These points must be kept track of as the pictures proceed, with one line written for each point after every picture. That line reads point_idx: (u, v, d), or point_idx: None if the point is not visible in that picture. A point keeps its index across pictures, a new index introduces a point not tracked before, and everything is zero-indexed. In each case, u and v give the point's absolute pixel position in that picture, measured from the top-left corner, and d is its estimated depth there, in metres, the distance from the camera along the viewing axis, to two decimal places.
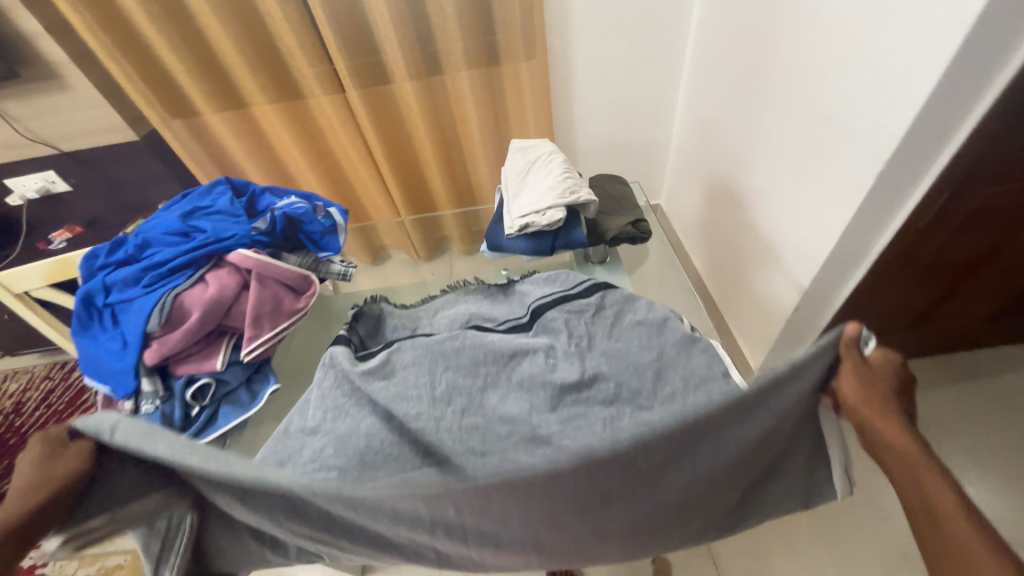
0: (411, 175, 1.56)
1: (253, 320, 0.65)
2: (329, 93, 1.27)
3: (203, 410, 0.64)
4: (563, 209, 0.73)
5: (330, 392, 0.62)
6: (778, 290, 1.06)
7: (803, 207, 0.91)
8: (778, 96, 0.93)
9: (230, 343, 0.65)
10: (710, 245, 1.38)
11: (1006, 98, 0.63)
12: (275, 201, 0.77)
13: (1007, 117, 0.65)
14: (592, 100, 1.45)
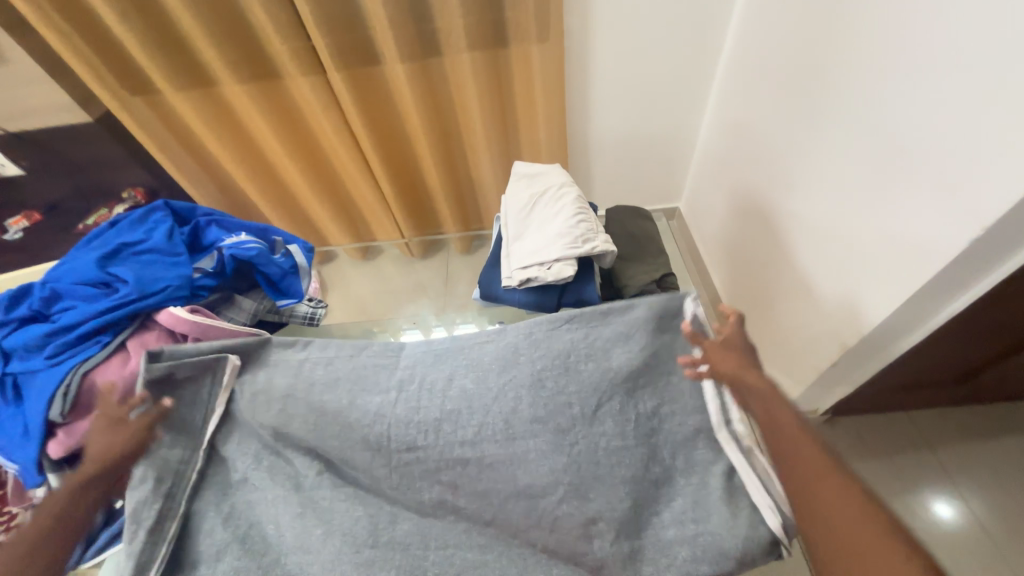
0: (405, 168, 1.39)
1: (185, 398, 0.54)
2: (308, 75, 1.10)
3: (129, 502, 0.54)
4: (573, 263, 0.60)
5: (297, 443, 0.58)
6: (812, 336, 0.92)
7: (860, 251, 0.77)
8: (844, 114, 0.77)
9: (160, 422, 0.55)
10: (734, 266, 1.23)
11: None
12: (224, 236, 0.64)
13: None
14: (612, 91, 1.26)
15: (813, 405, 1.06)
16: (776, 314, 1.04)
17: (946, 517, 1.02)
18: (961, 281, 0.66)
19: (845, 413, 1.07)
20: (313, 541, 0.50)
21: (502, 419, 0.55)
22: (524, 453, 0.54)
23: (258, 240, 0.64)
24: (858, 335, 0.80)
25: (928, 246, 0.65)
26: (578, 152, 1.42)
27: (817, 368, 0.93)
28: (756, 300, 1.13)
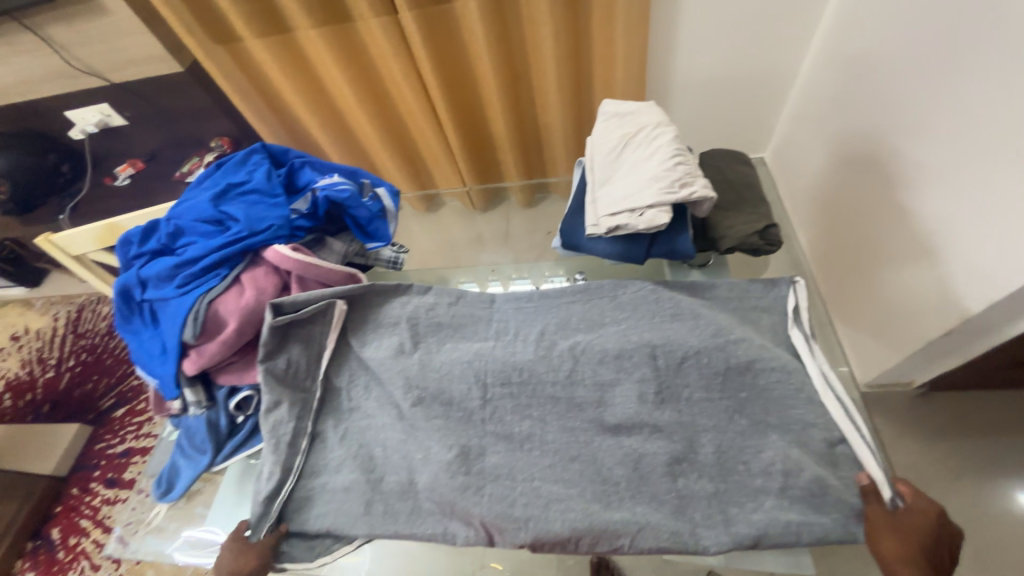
0: (471, 117, 1.36)
1: (294, 329, 0.58)
2: (379, 16, 1.07)
3: (248, 419, 0.61)
4: (669, 210, 0.56)
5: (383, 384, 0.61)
6: (920, 301, 0.83)
7: (1005, 207, 0.66)
8: (1009, 39, 0.63)
9: None
10: (827, 223, 1.12)
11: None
12: (317, 178, 0.66)
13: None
14: (701, 24, 1.12)
15: (907, 376, 0.97)
16: (877, 276, 0.94)
17: None
18: None
19: (943, 386, 0.99)
20: (416, 464, 0.55)
21: (592, 364, 0.56)
22: (612, 396, 0.55)
23: (348, 182, 0.65)
24: (985, 302, 0.71)
25: None
26: (655, 96, 1.31)
27: (921, 338, 0.85)
28: (851, 260, 1.03)
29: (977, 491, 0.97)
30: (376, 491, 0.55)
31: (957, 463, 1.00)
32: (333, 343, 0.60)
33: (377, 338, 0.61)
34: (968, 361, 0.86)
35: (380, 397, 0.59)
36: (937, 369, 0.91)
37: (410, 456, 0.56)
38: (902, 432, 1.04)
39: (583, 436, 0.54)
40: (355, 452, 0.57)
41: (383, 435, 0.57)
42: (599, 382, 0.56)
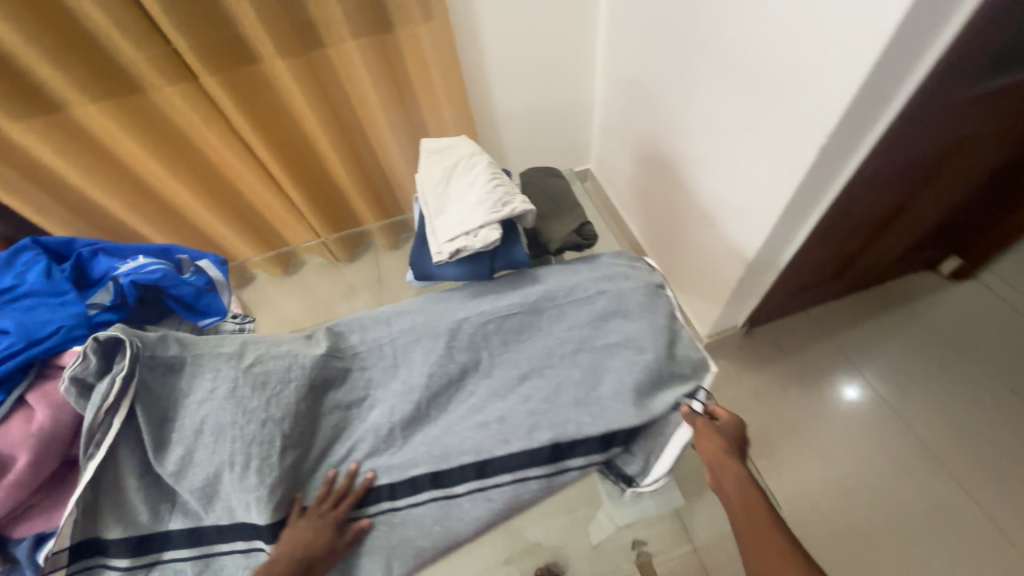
0: (312, 174, 1.32)
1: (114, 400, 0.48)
2: (176, 83, 1.00)
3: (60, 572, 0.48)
4: (498, 227, 0.62)
5: (222, 476, 0.50)
6: (719, 261, 1.02)
7: (714, 129, 0.90)
8: (707, 59, 0.86)
9: (90, 447, 0.47)
10: (647, 213, 1.32)
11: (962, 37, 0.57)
12: (116, 264, 0.57)
13: (953, 66, 0.61)
14: (506, 64, 1.28)
15: (732, 321, 1.17)
16: (689, 246, 1.13)
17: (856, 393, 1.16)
18: (737, 88, 0.80)
19: (758, 322, 1.20)
20: (235, 450, 0.50)
21: (482, 416, 0.57)
22: (490, 417, 0.56)
23: (158, 262, 0.58)
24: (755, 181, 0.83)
25: (707, 78, 0.87)
26: (487, 130, 1.44)
27: (726, 291, 1.03)
28: (668, 238, 1.23)
29: (822, 398, 1.16)
30: (201, 450, 0.50)
31: (798, 383, 1.18)
32: (118, 426, 0.48)
33: (225, 496, 0.50)
34: (763, 299, 1.08)
35: (222, 471, 0.50)
36: (746, 311, 1.12)
37: (373, 356, 0.59)
38: (740, 368, 1.22)
39: (498, 332, 0.60)
40: (281, 370, 0.54)
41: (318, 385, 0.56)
42: (535, 397, 0.57)
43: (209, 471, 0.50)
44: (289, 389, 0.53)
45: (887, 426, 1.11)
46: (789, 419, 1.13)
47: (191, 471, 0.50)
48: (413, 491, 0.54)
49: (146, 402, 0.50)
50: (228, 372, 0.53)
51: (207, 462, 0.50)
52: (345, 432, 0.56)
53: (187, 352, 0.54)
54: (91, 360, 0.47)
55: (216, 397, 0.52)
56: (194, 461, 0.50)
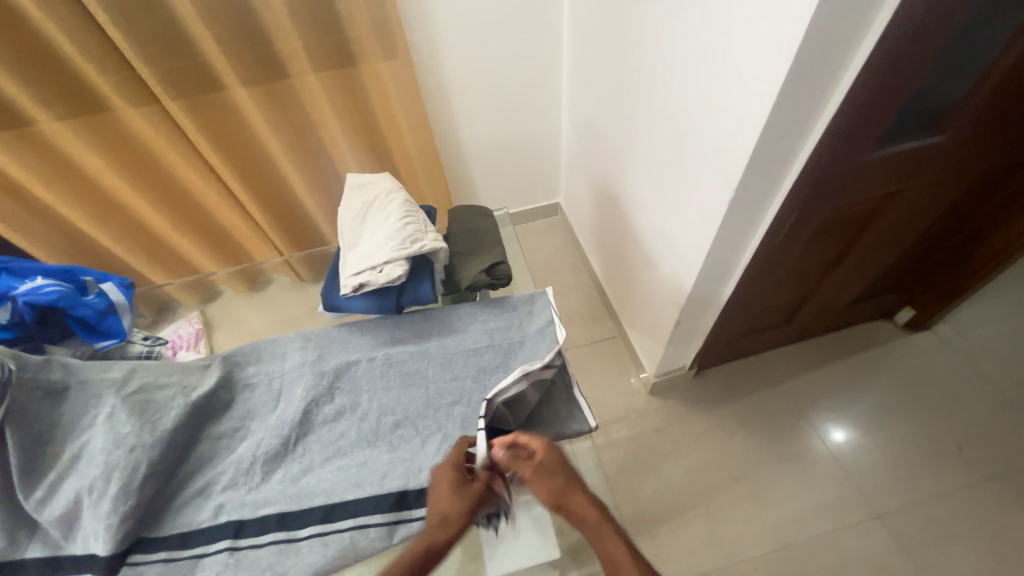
0: (278, 196, 1.35)
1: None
2: (140, 105, 1.04)
3: None
4: (403, 263, 0.63)
5: (75, 502, 0.49)
6: (660, 301, 1.03)
7: (650, 173, 0.92)
8: (642, 107, 0.89)
9: None
10: (604, 249, 1.34)
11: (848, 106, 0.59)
12: (16, 283, 0.58)
13: (849, 129, 0.63)
14: (472, 101, 1.33)
15: (680, 362, 1.16)
16: (637, 285, 1.13)
17: (803, 441, 1.14)
18: (665, 136, 0.83)
19: (706, 364, 1.20)
20: (94, 477, 0.49)
21: (356, 455, 0.56)
22: (363, 457, 0.56)
23: (60, 282, 0.59)
24: (683, 226, 0.84)
25: (643, 124, 0.90)
26: (455, 161, 1.48)
27: (667, 332, 1.03)
28: (621, 276, 1.24)
29: (769, 444, 1.14)
30: (66, 473, 0.50)
31: (746, 428, 1.17)
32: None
33: (85, 526, 0.49)
34: (707, 341, 1.08)
35: (78, 497, 0.49)
36: (692, 352, 1.12)
37: (261, 388, 0.61)
38: (689, 409, 1.21)
39: (383, 375, 0.61)
40: (166, 398, 0.56)
41: (199, 416, 0.57)
42: (411, 438, 0.57)
43: (67, 496, 0.49)
44: (168, 417, 0.54)
45: (832, 476, 1.09)
46: (734, 465, 1.11)
47: (49, 496, 0.49)
48: (258, 530, 0.51)
49: (17, 425, 0.50)
50: (112, 399, 0.54)
51: (67, 487, 0.50)
52: (209, 465, 0.55)
53: (75, 373, 0.55)
54: None
55: (96, 423, 0.53)
56: (56, 485, 0.50)
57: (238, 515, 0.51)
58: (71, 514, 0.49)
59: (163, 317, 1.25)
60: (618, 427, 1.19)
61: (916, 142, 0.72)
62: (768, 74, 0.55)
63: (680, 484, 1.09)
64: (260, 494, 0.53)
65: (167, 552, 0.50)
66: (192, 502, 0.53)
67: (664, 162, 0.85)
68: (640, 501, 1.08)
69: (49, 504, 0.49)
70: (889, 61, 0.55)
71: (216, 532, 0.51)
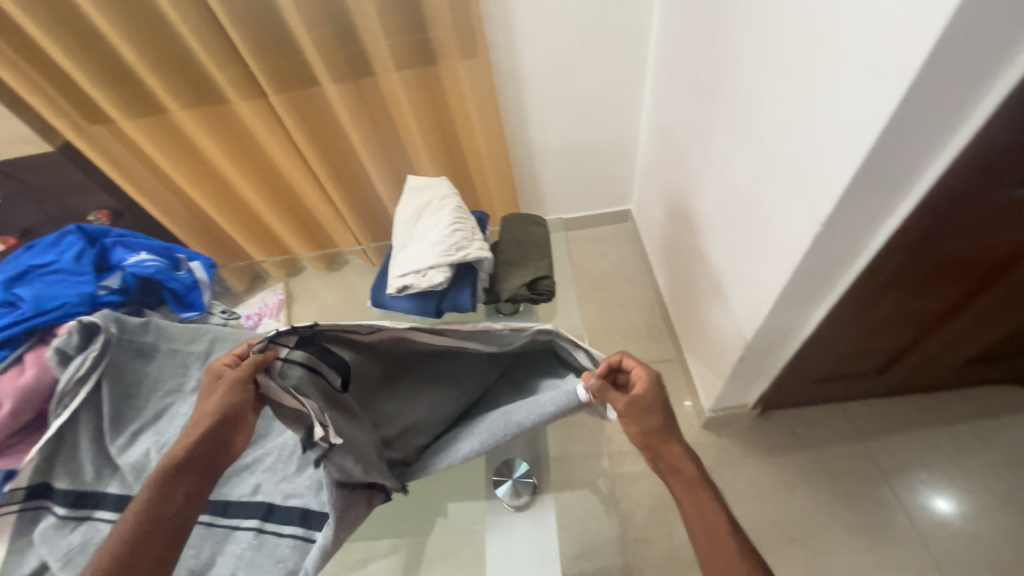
0: (357, 186, 1.45)
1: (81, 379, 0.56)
2: (249, 98, 1.16)
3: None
4: (447, 270, 0.64)
5: (154, 453, 0.57)
6: (723, 332, 0.94)
7: (727, 192, 0.83)
8: (726, 117, 0.80)
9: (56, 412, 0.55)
10: (671, 265, 1.25)
11: (986, 135, 0.48)
12: (129, 255, 0.69)
13: (985, 162, 0.51)
14: (548, 100, 1.29)
15: (741, 399, 1.06)
16: (701, 310, 1.04)
17: (881, 513, 0.98)
18: (748, 152, 0.74)
19: (772, 406, 1.08)
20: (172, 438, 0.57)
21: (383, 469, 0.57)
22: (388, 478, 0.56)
23: (158, 258, 0.69)
24: (759, 255, 0.75)
25: (725, 137, 0.81)
26: (524, 161, 1.46)
27: (728, 366, 0.94)
28: (685, 298, 1.15)
29: (839, 509, 1.00)
30: (155, 425, 0.59)
31: (812, 485, 1.03)
32: (79, 400, 0.55)
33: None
34: (775, 382, 0.97)
35: (156, 448, 0.57)
36: (755, 391, 1.01)
37: None
38: (745, 451, 1.10)
39: None
40: None
41: None
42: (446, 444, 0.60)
43: (148, 446, 0.57)
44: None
45: (913, 561, 0.93)
46: (789, 523, 1.00)
47: (133, 443, 0.58)
48: (282, 522, 0.54)
49: (112, 378, 0.57)
50: (196, 371, 0.62)
51: (150, 438, 0.58)
52: (259, 442, 0.60)
53: (168, 335, 0.62)
54: (74, 337, 0.56)
55: (184, 389, 0.61)
56: (145, 434, 0.59)
57: (269, 500, 0.56)
58: (145, 462, 0.57)
59: (254, 287, 1.39)
60: None
61: None
62: (881, 93, 0.46)
63: None
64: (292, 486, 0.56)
65: (210, 516, 0.56)
66: (239, 474, 0.58)
67: (743, 182, 0.77)
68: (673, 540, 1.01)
69: (132, 449, 0.57)
70: None
71: (249, 511, 0.56)
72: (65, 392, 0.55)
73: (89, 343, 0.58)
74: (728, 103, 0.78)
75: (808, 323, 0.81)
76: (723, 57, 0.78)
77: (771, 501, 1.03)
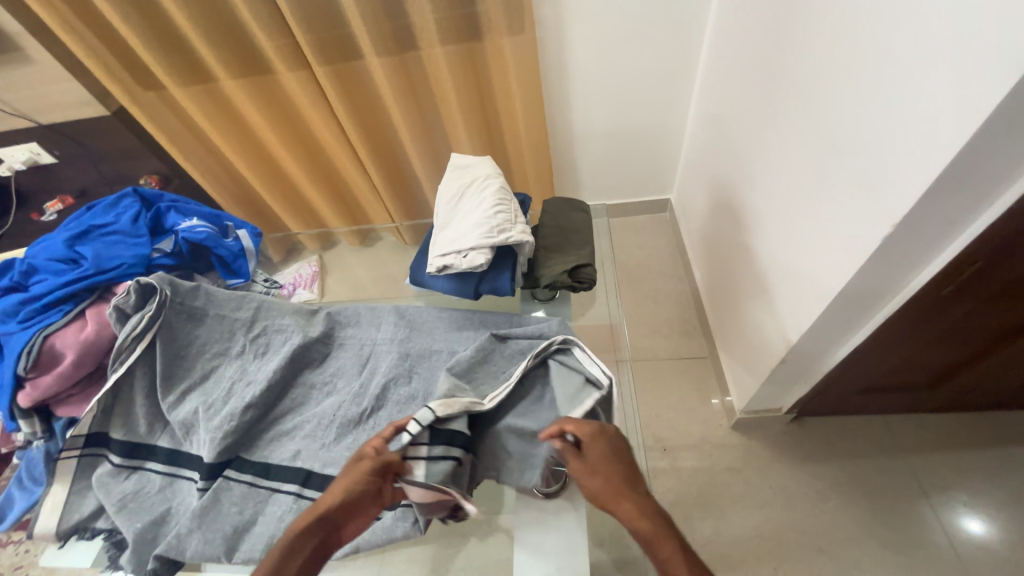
0: (394, 162, 1.45)
1: (138, 337, 0.58)
2: (294, 70, 1.16)
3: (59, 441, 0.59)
4: (487, 252, 0.63)
5: (198, 412, 0.59)
6: (764, 333, 0.90)
7: (783, 184, 0.79)
8: (790, 105, 0.75)
9: (115, 366, 0.58)
10: (711, 261, 1.21)
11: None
12: (181, 220, 0.71)
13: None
14: (594, 81, 1.25)
15: (776, 403, 1.03)
16: (742, 309, 1.00)
17: (916, 532, 0.94)
18: (812, 142, 0.69)
19: (808, 412, 1.04)
20: (217, 400, 0.60)
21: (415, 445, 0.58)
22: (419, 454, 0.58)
23: (208, 225, 0.71)
24: (814, 254, 0.71)
25: (786, 126, 0.76)
26: (563, 145, 1.43)
27: (767, 369, 0.91)
28: (724, 295, 1.11)
29: (872, 523, 0.96)
30: (200, 386, 0.62)
31: (844, 496, 1.00)
32: (136, 356, 0.58)
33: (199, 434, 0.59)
34: (816, 389, 0.93)
35: (202, 407, 0.59)
36: (793, 396, 0.97)
37: (352, 351, 0.66)
38: (775, 456, 1.07)
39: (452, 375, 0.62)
40: (278, 341, 0.64)
41: (297, 364, 0.64)
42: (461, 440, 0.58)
43: (195, 405, 0.60)
44: (275, 360, 0.62)
45: None
46: (816, 533, 0.97)
47: (180, 401, 0.60)
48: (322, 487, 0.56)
49: (164, 337, 0.60)
50: (241, 336, 0.64)
51: (196, 398, 0.60)
52: (299, 409, 0.62)
53: (214, 299, 0.64)
54: (132, 297, 0.58)
55: (228, 353, 0.63)
56: (191, 394, 0.61)
57: (309, 465, 0.57)
58: (190, 419, 0.59)
59: (290, 259, 1.41)
60: (686, 455, 1.10)
61: None
62: (987, 85, 0.41)
63: (741, 532, 0.99)
64: (331, 453, 0.58)
65: (252, 477, 0.58)
66: (280, 439, 0.60)
67: (804, 175, 0.72)
68: (692, 537, 1.00)
69: (179, 408, 0.60)
70: None
71: (288, 476, 0.57)
72: (123, 348, 0.58)
73: (144, 301, 0.60)
74: (794, 89, 0.73)
75: (860, 328, 0.77)
76: (793, 38, 0.73)
77: (799, 508, 1.00)
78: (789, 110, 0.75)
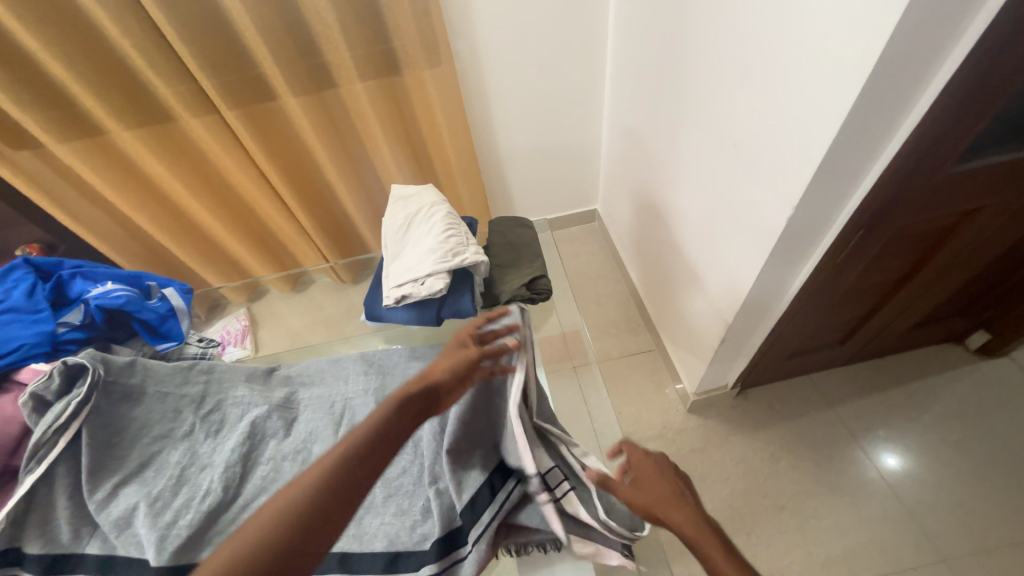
0: (323, 201, 1.40)
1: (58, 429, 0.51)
2: (201, 115, 1.10)
3: None
4: (446, 276, 0.63)
5: (138, 507, 0.52)
6: (702, 317, 0.99)
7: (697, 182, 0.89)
8: (691, 112, 0.85)
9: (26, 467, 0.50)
10: (643, 261, 1.31)
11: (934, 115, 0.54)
12: (92, 287, 0.64)
13: (934, 137, 0.57)
14: (513, 106, 1.32)
15: (722, 381, 1.12)
16: (678, 300, 1.10)
17: (852, 471, 1.07)
18: (716, 142, 0.79)
19: (749, 384, 1.15)
20: (164, 490, 0.54)
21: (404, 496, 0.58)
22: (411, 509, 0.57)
23: (127, 288, 0.64)
24: (733, 240, 0.80)
25: (691, 130, 0.86)
26: (491, 167, 1.48)
27: (709, 351, 0.99)
28: (661, 290, 1.20)
29: (816, 472, 1.08)
30: (140, 475, 0.55)
31: (793, 455, 1.10)
32: (56, 453, 0.50)
33: (135, 532, 0.51)
34: (753, 361, 1.03)
35: (149, 501, 0.53)
36: (734, 371, 1.07)
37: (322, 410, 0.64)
38: (728, 430, 1.16)
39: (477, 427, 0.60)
40: (235, 415, 0.61)
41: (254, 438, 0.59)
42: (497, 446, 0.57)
43: (131, 499, 0.53)
44: (231, 439, 0.58)
45: (886, 511, 1.01)
46: (777, 494, 1.06)
47: (110, 496, 0.53)
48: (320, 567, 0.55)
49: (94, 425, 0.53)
50: (189, 416, 0.59)
51: (133, 491, 0.53)
52: None
53: (149, 377, 0.58)
54: (55, 380, 0.51)
55: (172, 435, 0.58)
56: (125, 486, 0.54)
57: None
58: (125, 519, 0.52)
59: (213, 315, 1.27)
60: (651, 446, 1.16)
61: (999, 159, 0.66)
62: (846, 84, 0.51)
63: (714, 505, 1.05)
64: None
65: None
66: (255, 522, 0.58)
67: (713, 171, 0.82)
68: None
69: (110, 505, 0.52)
70: (989, 61, 0.49)
71: None
72: (34, 445, 0.50)
73: (65, 386, 0.52)
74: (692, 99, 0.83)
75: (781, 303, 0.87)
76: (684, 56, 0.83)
77: (757, 473, 1.09)
78: (691, 117, 0.85)
